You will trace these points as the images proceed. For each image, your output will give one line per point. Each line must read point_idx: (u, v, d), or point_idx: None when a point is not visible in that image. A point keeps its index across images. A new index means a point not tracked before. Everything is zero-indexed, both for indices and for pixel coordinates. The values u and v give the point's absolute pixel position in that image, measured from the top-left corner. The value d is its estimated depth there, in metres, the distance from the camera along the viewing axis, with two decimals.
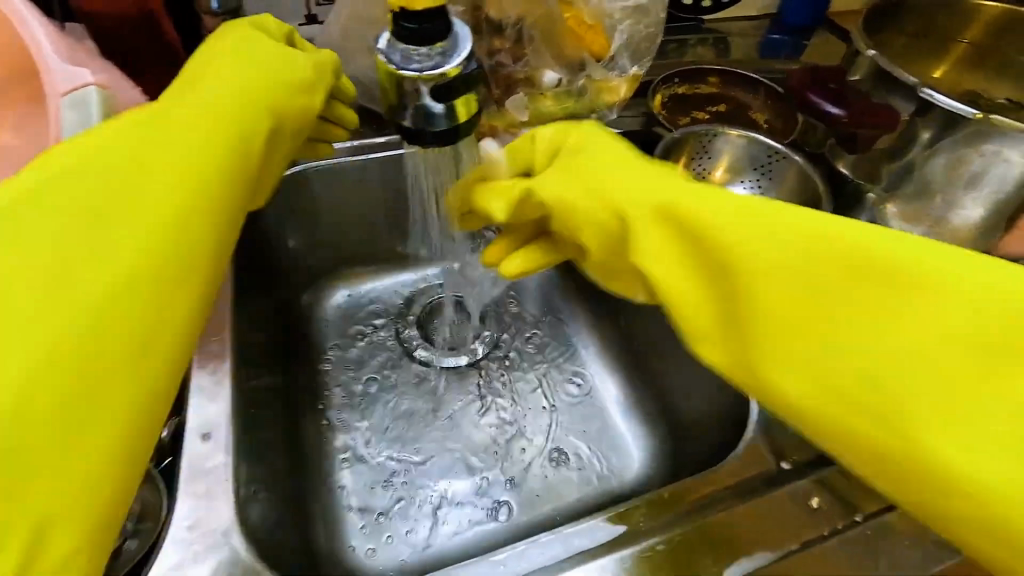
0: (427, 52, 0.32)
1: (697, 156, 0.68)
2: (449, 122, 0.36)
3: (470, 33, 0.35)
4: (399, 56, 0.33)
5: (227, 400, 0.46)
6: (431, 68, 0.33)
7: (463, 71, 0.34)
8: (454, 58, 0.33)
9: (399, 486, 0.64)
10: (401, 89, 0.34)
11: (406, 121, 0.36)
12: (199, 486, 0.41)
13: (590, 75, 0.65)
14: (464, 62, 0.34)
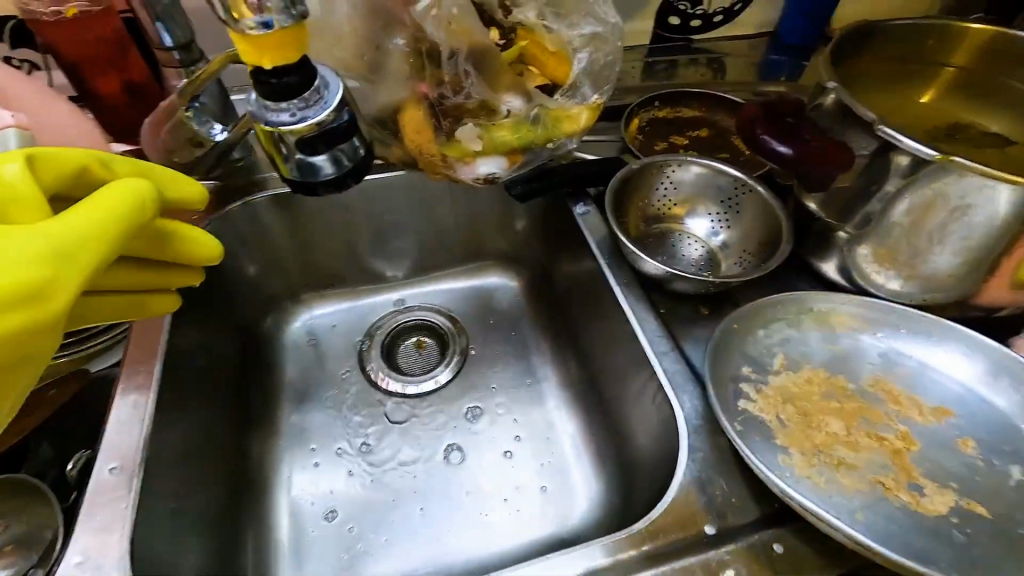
0: (292, 105, 0.32)
1: (659, 187, 0.66)
2: (334, 168, 0.36)
3: (341, 81, 0.35)
4: (266, 113, 0.32)
5: (142, 433, 0.46)
6: (298, 121, 0.32)
7: (333, 121, 0.33)
8: (323, 109, 0.33)
9: (339, 520, 0.63)
10: (277, 143, 0.33)
11: (291, 174, 0.36)
12: (99, 521, 0.41)
13: (541, 105, 0.63)
14: (335, 112, 0.33)
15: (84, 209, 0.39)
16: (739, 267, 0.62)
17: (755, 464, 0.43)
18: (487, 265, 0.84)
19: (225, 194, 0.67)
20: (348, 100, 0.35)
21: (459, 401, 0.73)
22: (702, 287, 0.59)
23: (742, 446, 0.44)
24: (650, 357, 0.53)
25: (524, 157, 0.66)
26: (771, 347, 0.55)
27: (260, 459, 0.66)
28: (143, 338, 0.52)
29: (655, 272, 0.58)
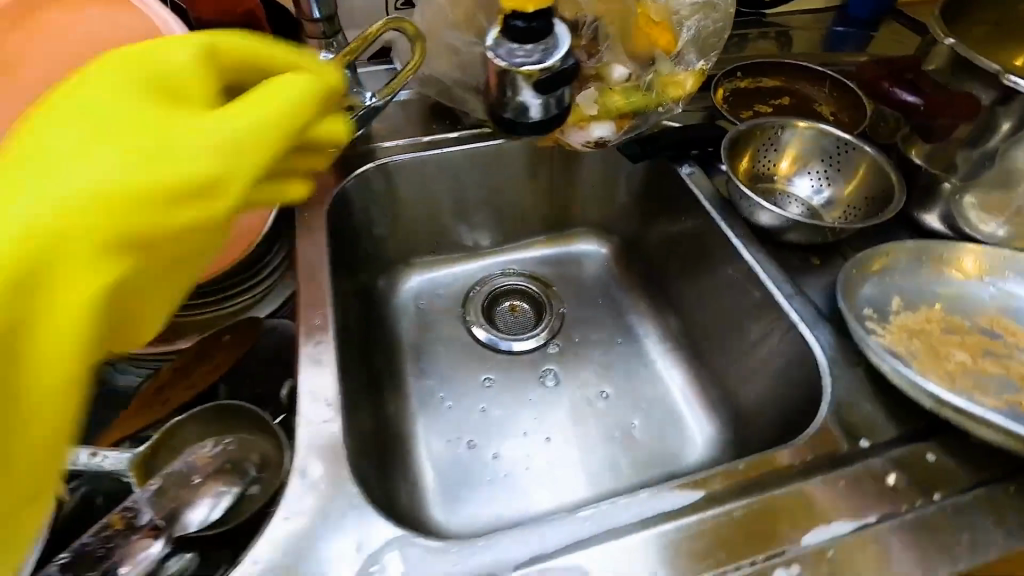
0: (532, 48, 0.36)
1: (763, 148, 0.69)
2: (541, 114, 0.40)
3: (566, 34, 0.39)
4: (505, 54, 0.37)
5: (332, 368, 0.50)
6: (533, 62, 0.36)
7: (561, 66, 0.37)
8: (555, 54, 0.37)
9: (477, 463, 0.67)
10: (506, 81, 0.37)
11: (506, 114, 0.40)
12: (314, 440, 0.46)
13: (657, 71, 0.67)
14: (563, 58, 0.37)
15: (234, 110, 0.39)
16: (844, 220, 0.66)
17: (904, 385, 0.47)
18: (578, 231, 0.88)
19: (351, 160, 0.72)
20: (570, 50, 0.39)
21: (561, 355, 0.77)
22: (815, 237, 0.62)
23: (892, 368, 0.47)
24: (779, 298, 0.59)
25: (631, 122, 0.70)
26: (888, 289, 0.59)
27: (391, 406, 0.71)
28: (311, 288, 0.57)
29: (771, 222, 0.62)
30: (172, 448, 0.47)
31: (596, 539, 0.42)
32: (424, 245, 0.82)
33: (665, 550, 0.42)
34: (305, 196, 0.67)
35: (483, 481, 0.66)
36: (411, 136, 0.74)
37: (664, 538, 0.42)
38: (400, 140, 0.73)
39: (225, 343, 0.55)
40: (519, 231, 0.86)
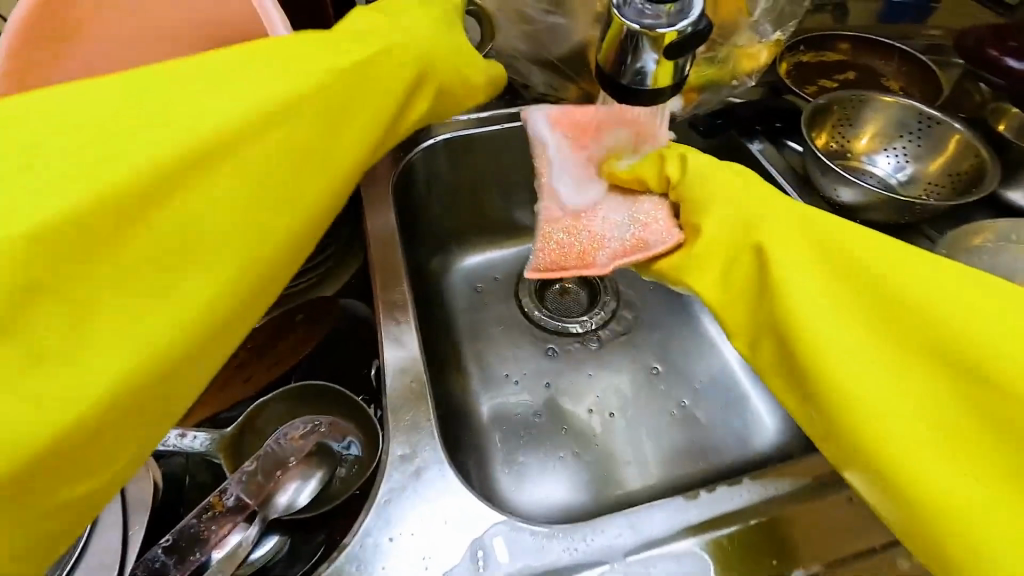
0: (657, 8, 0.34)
1: (840, 123, 0.67)
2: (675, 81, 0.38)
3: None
4: (632, 17, 0.35)
5: (416, 344, 0.48)
6: (656, 24, 0.34)
7: (688, 31, 0.34)
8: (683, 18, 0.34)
9: (543, 439, 0.67)
10: (633, 45, 0.35)
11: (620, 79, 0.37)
12: (406, 417, 0.44)
13: (735, 42, 0.64)
14: (693, 21, 0.34)
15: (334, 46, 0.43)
16: (926, 199, 0.63)
17: None
18: None
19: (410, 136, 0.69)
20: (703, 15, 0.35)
21: (612, 334, 0.76)
22: (899, 217, 0.60)
23: None
24: None
25: (699, 97, 0.67)
26: (981, 269, 0.57)
27: (453, 388, 0.69)
28: (388, 265, 0.55)
29: (854, 199, 0.60)
30: (259, 429, 0.46)
31: (716, 523, 0.40)
32: (477, 224, 0.79)
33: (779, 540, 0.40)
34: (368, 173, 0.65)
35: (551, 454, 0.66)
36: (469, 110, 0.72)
37: (774, 527, 0.40)
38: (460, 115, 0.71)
39: (302, 322, 0.54)
40: None
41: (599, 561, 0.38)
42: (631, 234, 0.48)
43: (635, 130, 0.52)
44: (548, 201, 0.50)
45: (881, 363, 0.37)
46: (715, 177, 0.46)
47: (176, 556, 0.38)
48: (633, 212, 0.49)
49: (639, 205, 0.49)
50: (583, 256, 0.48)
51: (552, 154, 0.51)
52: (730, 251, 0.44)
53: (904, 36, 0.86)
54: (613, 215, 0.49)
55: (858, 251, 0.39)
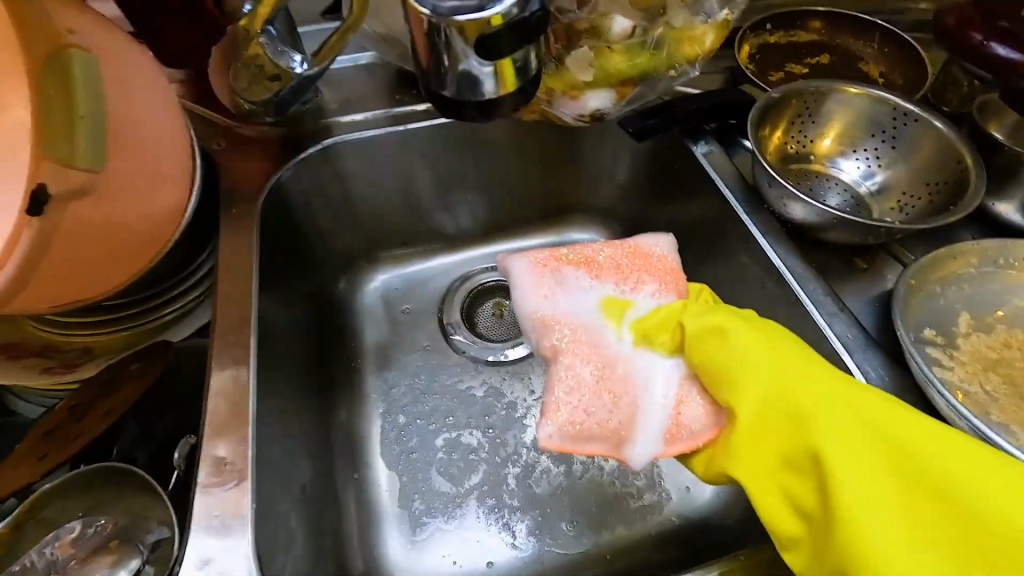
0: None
1: (799, 120, 0.56)
2: (521, 79, 0.30)
3: None
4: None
5: (247, 417, 0.40)
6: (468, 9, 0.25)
7: (516, 16, 0.26)
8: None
9: (448, 475, 0.58)
10: (441, 43, 0.27)
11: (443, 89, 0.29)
12: (214, 515, 0.36)
13: (669, 22, 0.53)
14: (521, 4, 0.26)
15: None
16: (897, 213, 0.53)
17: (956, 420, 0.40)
18: (572, 217, 0.75)
19: (295, 141, 0.60)
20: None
21: (533, 363, 0.66)
22: (861, 237, 0.49)
23: (946, 404, 0.39)
24: (817, 319, 0.46)
25: (634, 91, 0.57)
26: (954, 303, 0.47)
27: (350, 430, 0.60)
28: (233, 304, 0.46)
29: (806, 216, 0.49)
30: (45, 519, 0.38)
31: None
32: (390, 237, 0.70)
33: None
34: (237, 189, 0.55)
35: (450, 506, 0.56)
36: (369, 108, 0.63)
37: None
38: (361, 114, 0.62)
39: (135, 372, 0.46)
40: (503, 219, 0.73)
41: None
42: (664, 407, 0.43)
43: (636, 266, 0.50)
44: (557, 372, 0.45)
45: (894, 515, 0.33)
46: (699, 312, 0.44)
47: None
48: (660, 374, 0.44)
49: (645, 363, 0.45)
50: (614, 437, 0.42)
51: (551, 315, 0.48)
52: (721, 386, 0.40)
53: (893, 12, 0.74)
54: (642, 386, 0.44)
55: (865, 404, 0.36)
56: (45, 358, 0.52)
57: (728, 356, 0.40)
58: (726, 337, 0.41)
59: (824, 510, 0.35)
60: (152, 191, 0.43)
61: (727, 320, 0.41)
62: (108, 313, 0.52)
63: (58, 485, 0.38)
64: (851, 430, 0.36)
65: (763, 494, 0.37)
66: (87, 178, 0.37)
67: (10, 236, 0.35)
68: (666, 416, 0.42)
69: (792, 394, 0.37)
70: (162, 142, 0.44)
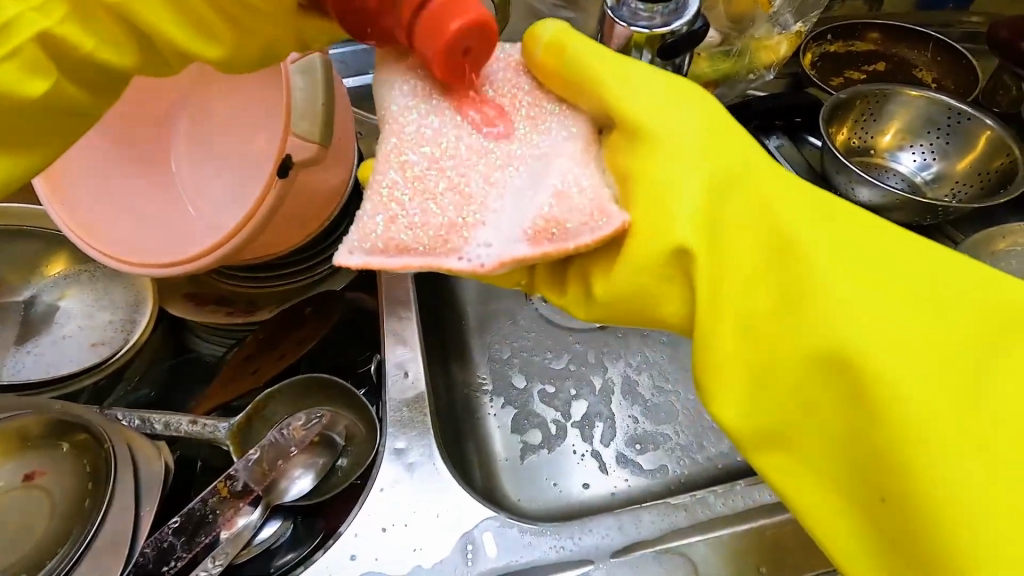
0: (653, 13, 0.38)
1: (862, 118, 0.64)
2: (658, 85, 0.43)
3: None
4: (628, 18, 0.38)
5: (417, 343, 0.50)
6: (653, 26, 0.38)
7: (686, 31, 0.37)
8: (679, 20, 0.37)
9: (547, 415, 0.67)
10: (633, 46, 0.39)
11: None
12: (404, 414, 0.45)
13: (750, 35, 0.62)
14: (690, 23, 0.37)
15: None
16: (952, 198, 0.60)
17: None
18: None
19: None
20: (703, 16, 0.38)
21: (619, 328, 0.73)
22: (921, 217, 0.57)
23: None
24: None
25: (715, 91, 0.66)
26: (1006, 275, 0.54)
27: (460, 380, 0.70)
28: None
29: (872, 198, 0.58)
30: (265, 418, 0.48)
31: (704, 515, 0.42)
32: None
33: (771, 549, 0.39)
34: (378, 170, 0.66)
35: (551, 444, 0.65)
36: None
37: (762, 534, 0.40)
38: None
39: (311, 315, 0.55)
40: None
41: (585, 561, 0.38)
42: (564, 174, 0.37)
43: None
44: (395, 134, 0.37)
45: (893, 350, 0.30)
46: (611, 66, 0.39)
47: (181, 539, 0.41)
48: (565, 156, 0.37)
49: (546, 135, 0.38)
50: (456, 226, 0.35)
51: (431, 129, 0.37)
52: (632, 180, 0.37)
53: (943, 24, 0.82)
54: (499, 196, 0.36)
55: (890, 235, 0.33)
56: (222, 305, 0.62)
57: (739, 203, 0.36)
58: (679, 171, 0.36)
59: (796, 344, 0.33)
60: (330, 169, 0.54)
61: (668, 108, 0.38)
62: (275, 268, 0.62)
63: (274, 393, 0.48)
64: (862, 257, 0.33)
65: (714, 323, 0.35)
66: (321, 152, 0.47)
67: (258, 196, 0.46)
68: (535, 211, 0.35)
69: (773, 224, 0.35)
70: (344, 133, 0.55)
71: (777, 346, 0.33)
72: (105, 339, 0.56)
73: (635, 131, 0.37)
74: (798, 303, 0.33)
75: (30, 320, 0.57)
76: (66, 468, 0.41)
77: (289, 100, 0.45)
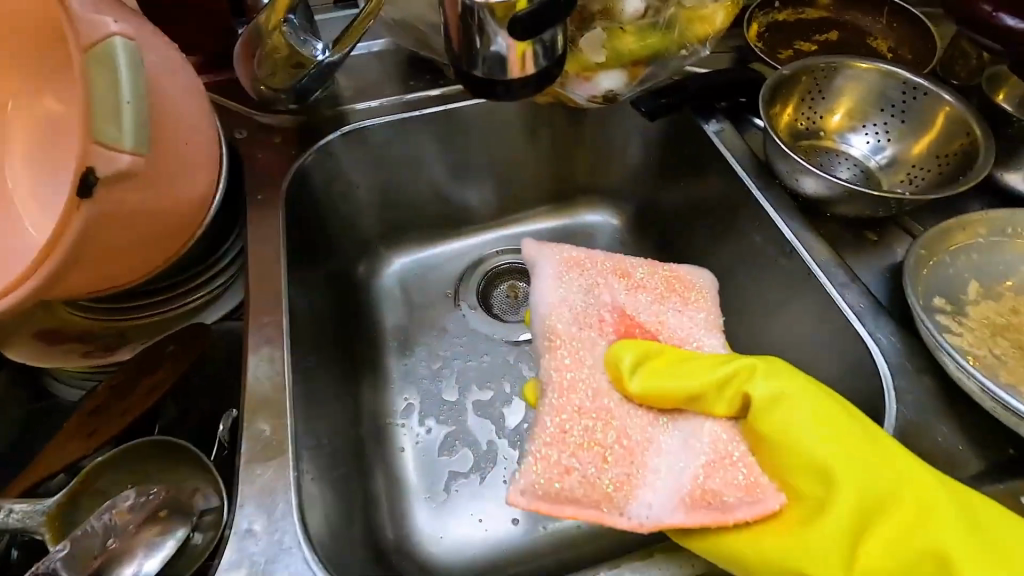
0: None
1: (808, 96, 0.57)
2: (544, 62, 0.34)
3: None
4: None
5: (285, 390, 0.42)
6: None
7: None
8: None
9: (474, 443, 0.60)
10: (475, 21, 0.31)
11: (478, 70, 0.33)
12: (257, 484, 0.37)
13: (680, 3, 0.54)
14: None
15: None
16: (908, 185, 0.54)
17: (967, 383, 0.40)
18: (584, 200, 0.75)
19: (313, 128, 0.61)
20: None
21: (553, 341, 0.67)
22: (872, 209, 0.51)
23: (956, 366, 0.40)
24: (830, 290, 0.47)
25: (647, 71, 0.58)
26: (964, 273, 0.48)
27: (374, 408, 0.62)
28: (263, 287, 0.48)
29: (817, 190, 0.51)
30: (97, 491, 0.40)
31: None
32: (405, 222, 0.72)
33: None
34: (259, 176, 0.57)
35: (476, 475, 0.59)
36: (382, 96, 0.64)
37: None
38: (373, 102, 0.63)
39: (172, 354, 0.47)
40: (512, 204, 0.75)
41: None
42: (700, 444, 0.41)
43: (674, 293, 0.52)
44: (561, 394, 0.45)
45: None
46: (697, 364, 0.43)
47: None
48: (697, 459, 0.40)
49: (677, 438, 0.42)
50: (616, 493, 0.40)
51: (561, 334, 0.48)
52: (769, 441, 0.38)
53: None
54: (653, 463, 0.41)
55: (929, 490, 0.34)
56: (79, 343, 0.53)
57: (810, 475, 0.36)
58: (796, 446, 0.37)
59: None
60: (184, 177, 0.46)
61: (787, 406, 0.38)
62: (139, 297, 0.53)
63: (109, 458, 0.40)
64: (920, 525, 0.33)
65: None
66: (137, 161, 0.40)
67: (60, 219, 0.38)
68: (695, 481, 0.39)
69: (896, 502, 0.34)
70: (199, 132, 0.47)
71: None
72: None
73: (760, 433, 0.39)
74: (905, 563, 0.33)
75: None
76: None
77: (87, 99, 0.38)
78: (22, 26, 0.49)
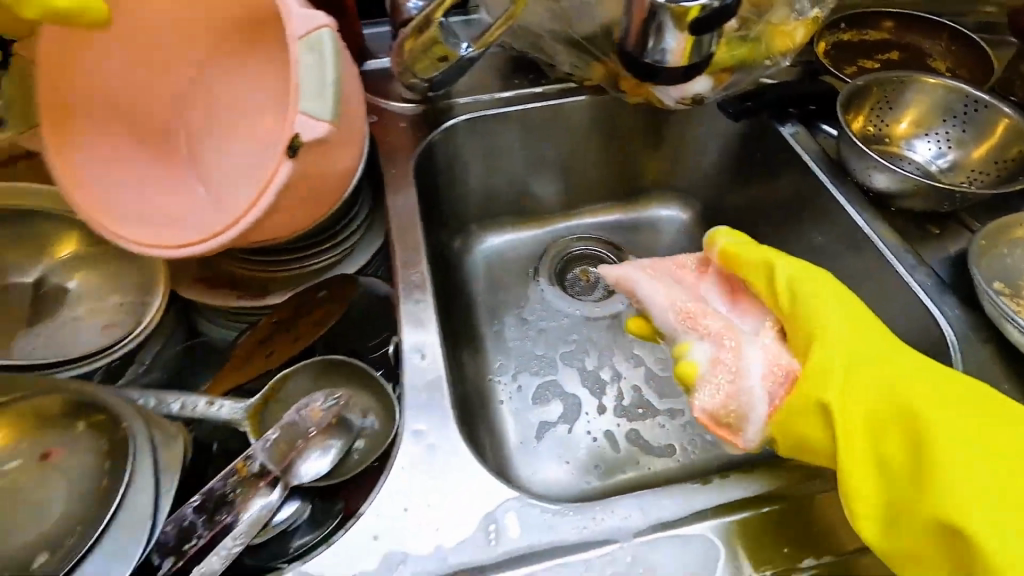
0: None
1: (878, 106, 0.64)
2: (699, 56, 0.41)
3: None
4: None
5: (435, 327, 0.50)
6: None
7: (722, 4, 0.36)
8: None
9: (561, 400, 0.68)
10: (654, 21, 0.38)
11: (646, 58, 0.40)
12: (423, 397, 0.45)
13: (768, 20, 0.61)
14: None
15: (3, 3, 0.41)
16: (968, 186, 0.60)
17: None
18: (656, 195, 0.83)
19: (432, 117, 0.70)
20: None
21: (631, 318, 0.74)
22: (938, 204, 0.57)
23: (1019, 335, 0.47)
24: (901, 270, 0.54)
25: (732, 78, 0.65)
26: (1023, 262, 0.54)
27: (471, 366, 0.70)
28: (407, 244, 0.56)
29: (888, 186, 0.58)
30: (281, 400, 0.48)
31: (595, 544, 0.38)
32: (497, 206, 0.80)
33: (789, 527, 0.40)
34: (390, 154, 0.66)
35: (562, 427, 0.66)
36: (489, 92, 0.72)
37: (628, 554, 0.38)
38: (481, 96, 0.71)
39: (325, 298, 0.55)
40: (591, 195, 0.82)
41: (609, 541, 0.38)
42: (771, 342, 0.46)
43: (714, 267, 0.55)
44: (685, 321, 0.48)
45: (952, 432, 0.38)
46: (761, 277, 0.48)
47: (202, 518, 0.40)
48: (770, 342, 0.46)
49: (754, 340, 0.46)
50: (741, 387, 0.43)
51: (693, 307, 0.48)
52: (806, 337, 0.44)
53: (957, 14, 0.81)
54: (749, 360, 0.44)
55: (922, 373, 0.42)
56: (233, 288, 0.61)
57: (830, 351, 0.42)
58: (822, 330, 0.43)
59: (917, 474, 0.38)
60: (344, 155, 0.53)
61: (817, 310, 0.45)
62: (286, 251, 0.61)
63: (297, 370, 0.49)
64: (914, 393, 0.41)
65: (851, 458, 0.40)
66: (331, 130, 0.46)
67: (271, 169, 0.46)
68: (777, 360, 0.44)
69: (894, 378, 0.41)
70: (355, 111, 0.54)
71: (902, 497, 0.38)
72: (116, 322, 0.55)
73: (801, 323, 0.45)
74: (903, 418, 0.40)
75: (38, 302, 0.56)
76: (83, 446, 0.41)
77: (297, 77, 0.45)
78: (213, 17, 0.58)
